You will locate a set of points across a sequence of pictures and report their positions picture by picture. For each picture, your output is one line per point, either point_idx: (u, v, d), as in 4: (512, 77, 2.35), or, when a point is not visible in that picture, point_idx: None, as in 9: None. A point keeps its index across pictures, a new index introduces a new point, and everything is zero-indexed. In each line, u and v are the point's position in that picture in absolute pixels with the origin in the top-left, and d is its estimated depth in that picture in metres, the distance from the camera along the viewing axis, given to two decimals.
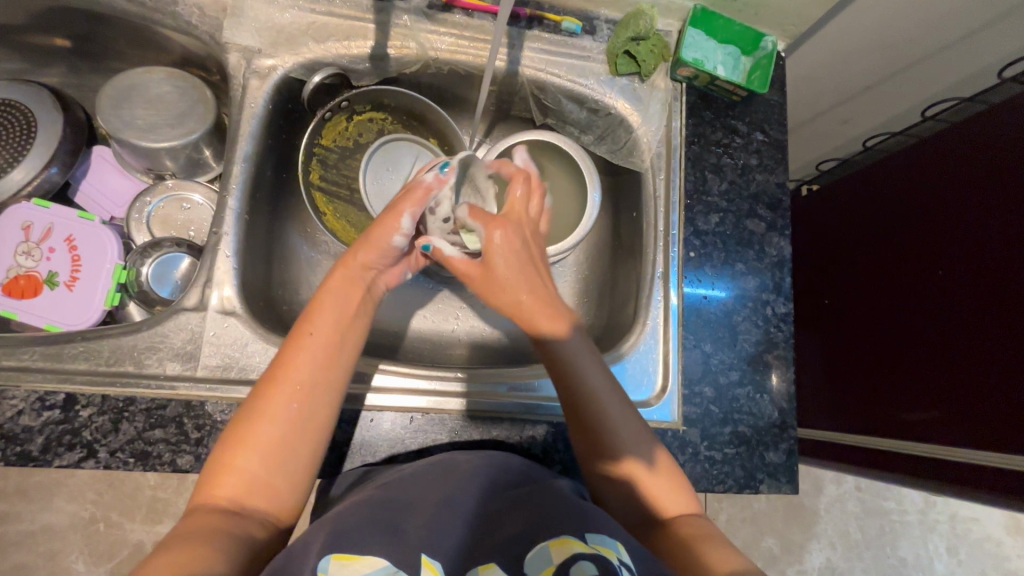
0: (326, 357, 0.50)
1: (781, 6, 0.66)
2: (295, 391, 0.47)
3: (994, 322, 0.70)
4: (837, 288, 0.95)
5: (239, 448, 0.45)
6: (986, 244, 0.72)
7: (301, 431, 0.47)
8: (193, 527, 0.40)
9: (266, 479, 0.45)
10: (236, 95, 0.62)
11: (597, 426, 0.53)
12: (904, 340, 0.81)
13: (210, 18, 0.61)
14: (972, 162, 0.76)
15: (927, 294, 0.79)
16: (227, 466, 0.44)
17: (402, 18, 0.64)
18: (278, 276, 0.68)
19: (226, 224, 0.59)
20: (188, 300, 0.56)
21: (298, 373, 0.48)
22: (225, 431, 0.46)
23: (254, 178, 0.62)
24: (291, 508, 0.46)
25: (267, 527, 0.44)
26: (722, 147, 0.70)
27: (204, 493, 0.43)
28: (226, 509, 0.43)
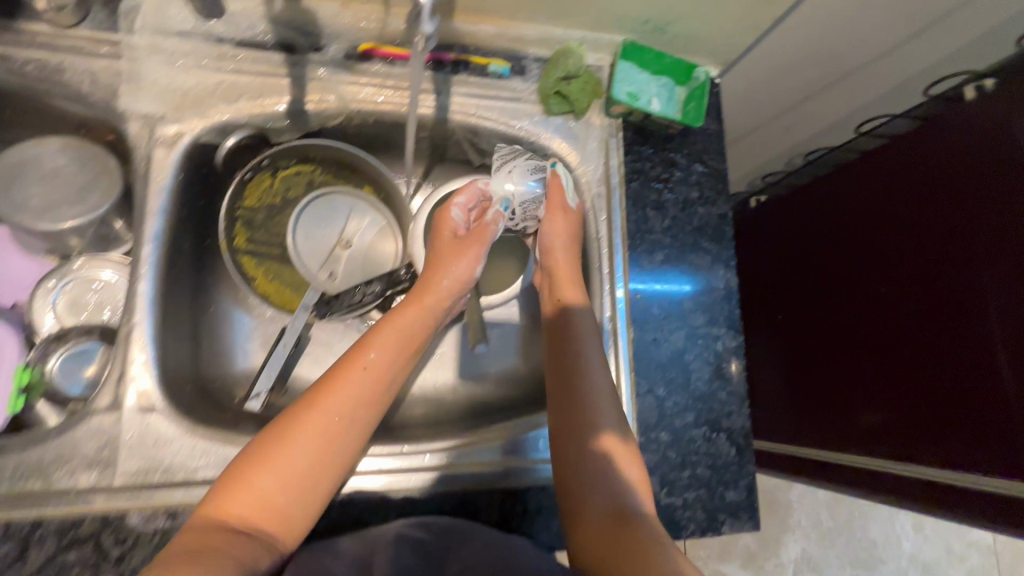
0: (367, 385, 0.51)
1: (709, 33, 0.66)
2: (333, 412, 0.49)
3: (954, 342, 0.70)
4: (797, 300, 0.95)
5: (263, 460, 0.46)
6: (937, 257, 0.73)
7: (331, 456, 0.48)
8: (198, 545, 0.41)
9: (280, 496, 0.46)
10: (140, 166, 0.57)
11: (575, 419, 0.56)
12: (867, 355, 0.81)
13: (104, 85, 0.56)
14: (924, 178, 0.75)
15: (888, 311, 0.78)
16: (247, 483, 0.45)
17: (317, 71, 0.61)
18: (206, 350, 0.64)
19: (138, 312, 0.54)
20: (101, 400, 0.51)
21: (340, 394, 0.50)
22: (256, 445, 0.47)
23: (168, 255, 0.57)
24: (298, 528, 0.47)
25: (268, 549, 0.45)
26: (663, 182, 0.68)
27: (220, 504, 0.45)
28: (235, 527, 0.44)
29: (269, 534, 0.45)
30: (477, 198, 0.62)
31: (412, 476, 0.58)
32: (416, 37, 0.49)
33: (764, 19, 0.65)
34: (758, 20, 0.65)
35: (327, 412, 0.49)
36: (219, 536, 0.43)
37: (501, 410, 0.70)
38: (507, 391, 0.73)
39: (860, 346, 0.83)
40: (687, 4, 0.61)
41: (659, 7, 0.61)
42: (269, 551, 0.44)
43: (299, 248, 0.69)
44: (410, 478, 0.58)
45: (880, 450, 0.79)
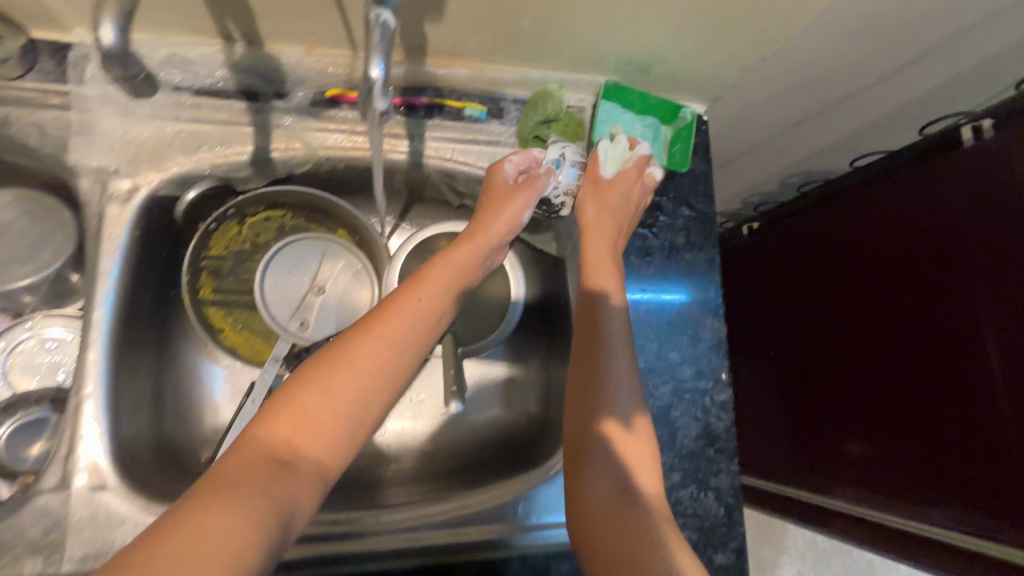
0: (417, 321, 0.50)
1: (695, 71, 0.64)
2: (385, 346, 0.48)
3: (954, 395, 0.68)
4: (797, 334, 0.94)
5: (311, 386, 0.44)
6: (935, 302, 0.71)
7: (376, 394, 0.46)
8: (242, 473, 0.39)
9: (327, 426, 0.44)
10: (91, 224, 0.54)
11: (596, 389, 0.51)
12: (870, 400, 0.79)
13: (53, 138, 0.53)
14: (924, 222, 0.73)
15: (890, 356, 0.76)
16: (296, 404, 0.43)
17: (282, 118, 0.58)
18: (170, 409, 0.61)
19: (88, 383, 0.51)
20: (48, 480, 0.49)
21: (391, 328, 0.48)
22: (307, 368, 0.45)
23: (124, 319, 0.54)
24: (338, 463, 0.44)
25: (311, 476, 0.42)
26: (647, 228, 0.66)
27: (265, 427, 0.42)
28: (279, 454, 0.41)
29: (313, 467, 0.42)
30: (531, 161, 0.60)
31: (381, 550, 0.54)
32: (368, 113, 0.44)
33: (751, 58, 0.62)
34: (746, 58, 0.62)
35: (378, 346, 0.47)
36: (262, 462, 0.40)
37: (481, 464, 0.67)
38: (488, 443, 0.70)
39: (860, 388, 0.81)
40: (671, 45, 0.58)
41: (642, 48, 0.59)
42: (312, 487, 0.42)
43: (266, 297, 0.66)
44: (379, 551, 0.54)
45: (880, 496, 0.77)
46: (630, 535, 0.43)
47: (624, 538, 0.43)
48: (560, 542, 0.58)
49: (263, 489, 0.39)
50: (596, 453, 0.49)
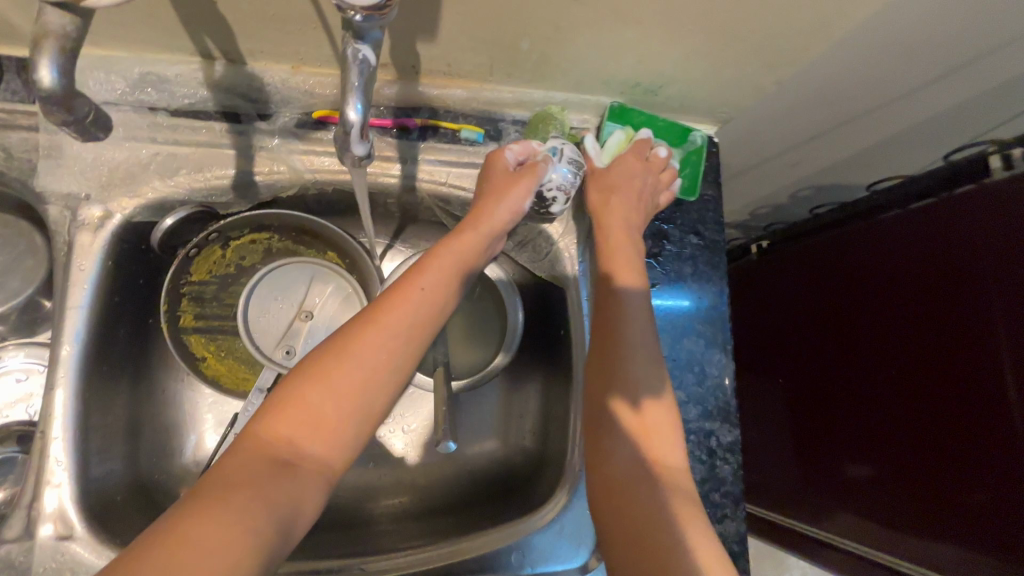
0: (424, 307, 0.46)
1: (706, 94, 0.60)
2: (389, 335, 0.44)
3: (971, 436, 0.65)
4: (805, 354, 0.90)
5: (310, 381, 0.41)
6: (946, 336, 0.68)
7: (382, 386, 0.43)
8: (242, 476, 0.37)
9: (330, 422, 0.40)
10: (60, 254, 0.50)
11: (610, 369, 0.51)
12: (882, 429, 0.76)
13: (20, 161, 0.50)
14: (943, 250, 0.69)
15: (904, 387, 0.73)
16: (297, 399, 0.40)
17: (266, 140, 0.54)
18: (147, 443, 0.58)
19: (55, 425, 0.48)
20: (10, 529, 0.46)
21: (394, 316, 0.45)
22: (305, 362, 0.42)
23: (96, 354, 0.51)
24: (346, 459, 0.41)
25: (316, 477, 0.40)
26: (653, 257, 0.62)
27: (266, 425, 0.40)
28: (282, 454, 0.39)
29: (315, 467, 0.40)
30: (529, 152, 0.56)
31: None
32: (343, 162, 0.40)
33: (766, 82, 0.58)
34: (760, 82, 0.58)
35: (380, 335, 0.44)
36: (265, 465, 0.38)
37: (473, 501, 0.65)
38: (481, 478, 0.67)
39: (865, 412, 0.79)
40: (680, 68, 0.55)
41: (649, 70, 0.55)
42: (314, 488, 0.39)
43: (251, 323, 0.63)
44: None
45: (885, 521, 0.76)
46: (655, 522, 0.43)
47: (647, 527, 0.43)
48: None
49: (257, 495, 0.36)
50: (611, 435, 0.49)
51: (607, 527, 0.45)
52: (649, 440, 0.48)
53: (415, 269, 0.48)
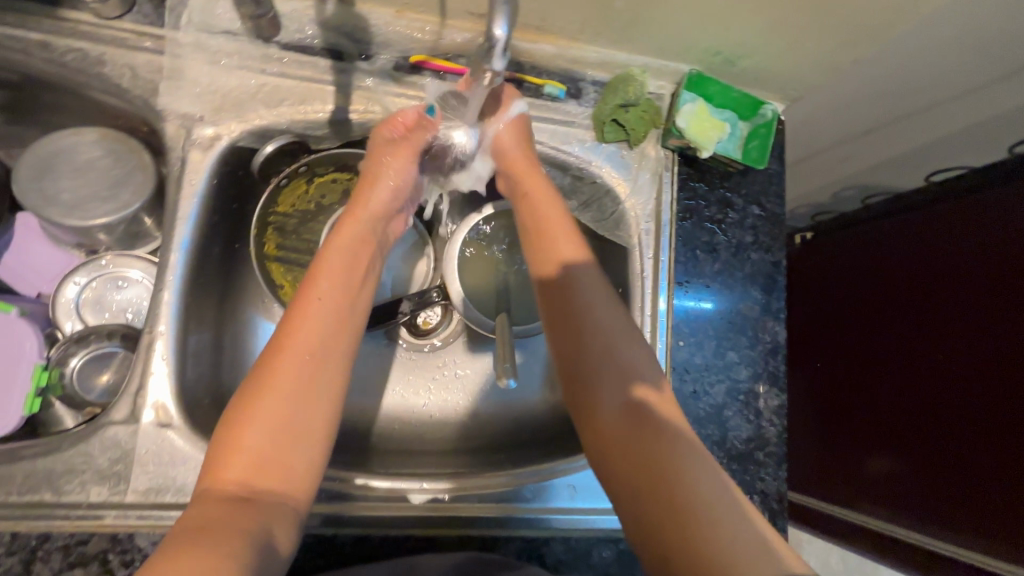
0: (335, 314, 0.48)
1: (782, 69, 0.62)
2: (303, 355, 0.45)
3: (1001, 426, 0.65)
4: (832, 349, 0.89)
5: (244, 419, 0.41)
6: (979, 345, 0.68)
7: (320, 400, 0.44)
8: (198, 523, 0.36)
9: (276, 450, 0.41)
10: (174, 169, 0.55)
11: (586, 352, 0.52)
12: (902, 421, 0.77)
13: (144, 80, 0.54)
14: (978, 242, 0.69)
15: (929, 377, 0.73)
16: (233, 443, 0.41)
17: (364, 80, 0.58)
18: (228, 358, 0.62)
19: (162, 321, 0.52)
20: (117, 412, 0.50)
21: (303, 335, 0.45)
22: (227, 411, 0.42)
23: (197, 264, 0.56)
24: (305, 485, 0.42)
25: (278, 506, 0.40)
26: (715, 223, 0.64)
27: (211, 477, 0.40)
28: (235, 495, 0.39)
29: (272, 499, 0.40)
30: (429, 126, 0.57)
31: (434, 515, 0.55)
32: (481, 73, 0.44)
33: (844, 61, 0.60)
34: (837, 61, 0.60)
35: (301, 352, 0.45)
36: (222, 510, 0.38)
37: (523, 443, 0.68)
38: (529, 424, 0.70)
39: (890, 416, 0.78)
40: (764, 39, 0.57)
41: (732, 39, 0.57)
42: (281, 516, 0.40)
43: None
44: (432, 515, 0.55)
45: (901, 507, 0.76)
46: (674, 473, 0.44)
47: (659, 475, 0.44)
48: (603, 529, 0.57)
49: (222, 530, 0.36)
50: (609, 428, 0.49)
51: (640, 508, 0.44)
52: (649, 432, 0.47)
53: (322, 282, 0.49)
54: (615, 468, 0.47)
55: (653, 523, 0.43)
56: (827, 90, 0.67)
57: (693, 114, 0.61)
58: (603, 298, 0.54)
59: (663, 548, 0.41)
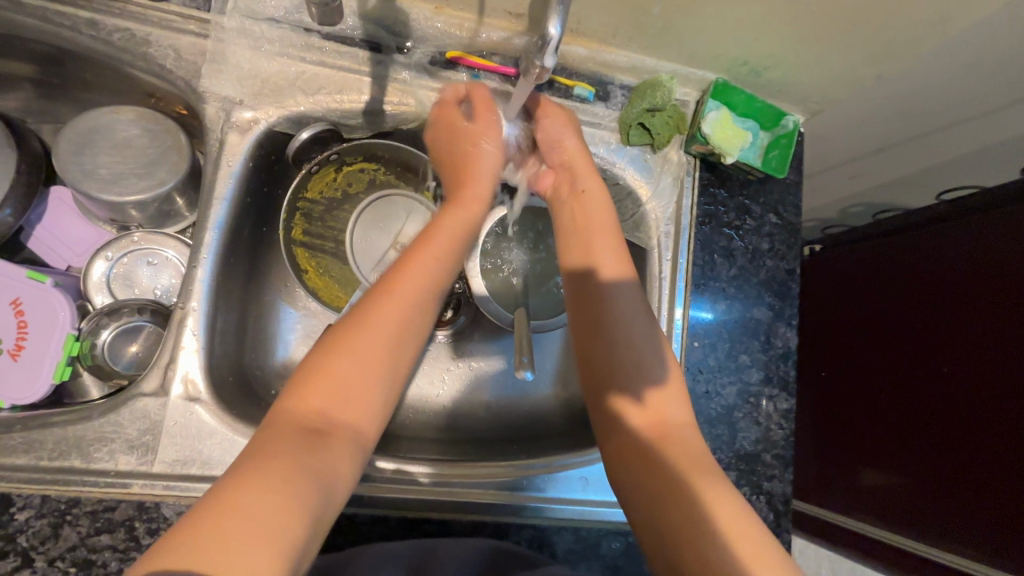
0: (435, 267, 0.50)
1: (806, 81, 0.64)
2: (402, 301, 0.47)
3: (991, 442, 0.65)
4: (833, 361, 0.87)
5: (334, 354, 0.43)
6: (986, 371, 0.66)
7: (399, 351, 0.46)
8: (283, 445, 0.39)
9: (356, 389, 0.43)
10: (212, 150, 0.56)
11: (616, 360, 0.53)
12: (893, 433, 0.76)
13: (187, 62, 0.55)
14: (974, 257, 0.69)
15: (921, 391, 0.73)
16: (323, 372, 0.43)
17: (401, 72, 0.59)
18: (250, 339, 0.62)
19: (194, 297, 0.54)
20: (148, 384, 0.51)
21: (407, 282, 0.48)
22: (322, 342, 0.45)
23: (229, 244, 0.57)
24: (373, 427, 0.44)
25: (349, 442, 0.42)
26: (733, 229, 0.66)
27: (297, 399, 0.42)
28: (316, 424, 0.41)
29: (347, 436, 0.42)
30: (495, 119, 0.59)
31: (446, 501, 0.56)
32: (531, 67, 0.45)
33: (866, 76, 0.62)
34: (859, 76, 0.62)
35: (392, 302, 0.46)
36: (303, 436, 0.40)
37: (535, 435, 0.69)
38: (541, 418, 0.71)
39: (888, 434, 0.77)
40: (790, 51, 0.59)
41: (760, 49, 0.59)
42: (348, 455, 0.41)
43: (354, 245, 0.68)
44: (445, 501, 0.56)
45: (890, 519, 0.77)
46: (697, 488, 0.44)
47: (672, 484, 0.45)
48: (613, 522, 0.59)
49: (300, 460, 0.38)
50: (630, 435, 0.50)
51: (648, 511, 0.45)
52: (671, 448, 0.48)
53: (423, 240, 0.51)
54: (637, 485, 0.47)
55: (667, 524, 0.43)
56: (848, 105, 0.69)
57: (717, 122, 0.63)
58: (637, 309, 0.54)
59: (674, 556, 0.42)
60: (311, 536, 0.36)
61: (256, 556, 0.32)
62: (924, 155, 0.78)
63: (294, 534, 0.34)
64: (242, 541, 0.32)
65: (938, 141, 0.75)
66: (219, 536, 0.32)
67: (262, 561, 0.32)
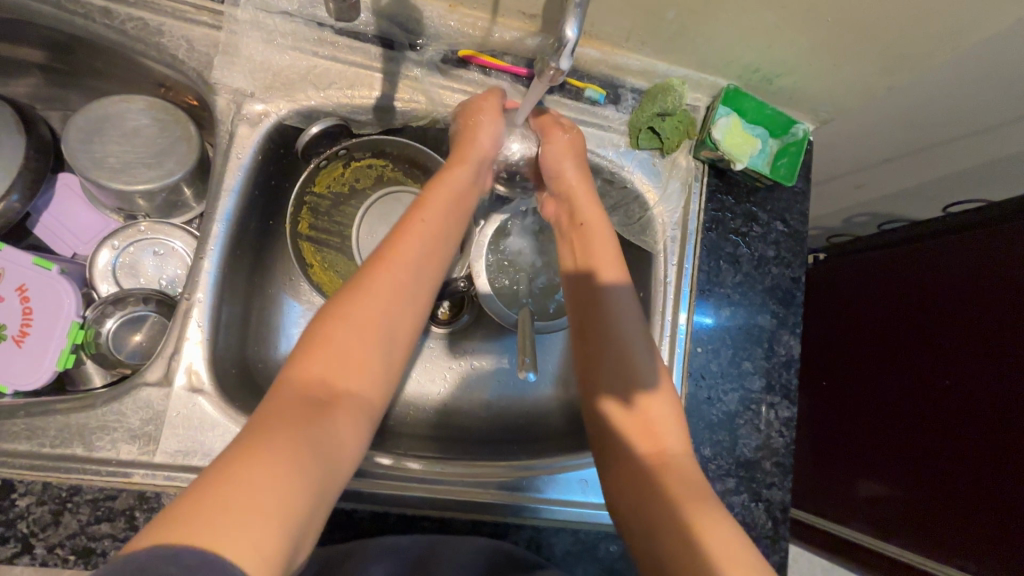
0: (430, 240, 0.51)
1: (817, 90, 0.64)
2: (399, 271, 0.48)
3: (988, 456, 0.65)
4: (834, 370, 0.87)
5: (334, 322, 0.44)
6: (982, 382, 0.66)
7: (399, 320, 0.47)
8: (285, 412, 0.39)
9: (357, 360, 0.44)
10: (222, 142, 0.56)
11: (614, 364, 0.54)
12: (890, 443, 0.76)
13: (200, 53, 0.55)
14: (978, 273, 0.69)
15: (921, 405, 0.73)
16: (324, 340, 0.43)
17: (412, 70, 0.59)
18: (254, 331, 0.62)
19: (199, 288, 0.54)
20: (151, 374, 0.51)
21: (406, 253, 0.49)
22: (323, 311, 0.45)
23: (236, 236, 0.57)
24: (376, 395, 0.45)
25: (354, 408, 0.43)
26: (740, 236, 0.66)
27: (299, 367, 0.42)
28: (318, 390, 0.41)
29: (351, 400, 0.43)
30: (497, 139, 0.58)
31: (444, 499, 0.56)
32: (545, 69, 0.45)
33: (877, 87, 0.62)
34: (871, 87, 0.62)
35: (390, 277, 0.47)
36: (306, 405, 0.40)
37: (534, 436, 0.69)
38: (541, 418, 0.71)
39: (882, 439, 0.78)
40: (803, 59, 0.59)
41: (772, 57, 0.59)
42: (353, 420, 0.42)
43: (361, 244, 0.70)
44: (444, 499, 0.56)
45: (883, 526, 0.77)
46: (692, 499, 0.45)
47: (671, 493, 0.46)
48: (612, 525, 0.59)
49: (302, 426, 0.38)
50: (622, 437, 0.51)
51: (647, 516, 0.46)
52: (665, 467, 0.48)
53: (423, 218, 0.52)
54: (632, 487, 0.49)
55: (669, 522, 0.44)
56: (857, 115, 0.69)
57: (726, 129, 0.63)
58: (634, 311, 0.55)
59: (671, 556, 0.42)
60: (314, 498, 0.36)
61: (255, 532, 0.32)
62: (932, 167, 0.78)
63: (299, 497, 0.35)
64: (240, 516, 0.32)
65: (947, 154, 0.75)
66: (217, 510, 0.32)
67: (270, 522, 0.33)
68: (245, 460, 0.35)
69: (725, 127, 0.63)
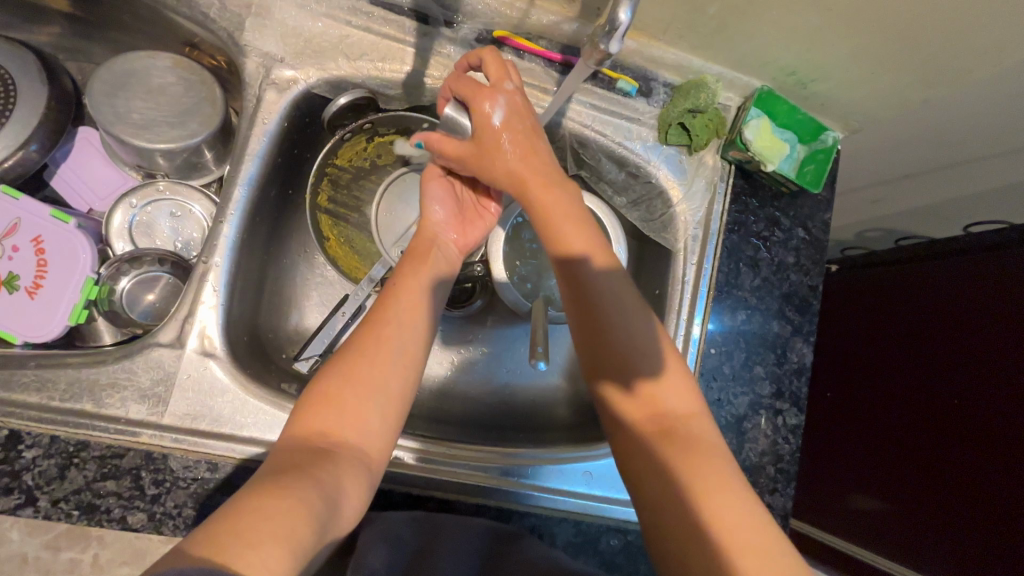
0: (412, 298, 0.51)
1: (853, 98, 0.63)
2: (382, 327, 0.48)
3: (994, 472, 0.63)
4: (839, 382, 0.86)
5: (333, 380, 0.44)
6: (985, 409, 0.65)
7: (393, 373, 0.46)
8: (287, 464, 0.38)
9: (355, 410, 0.43)
10: (249, 106, 0.56)
11: (617, 347, 0.48)
12: (897, 455, 0.74)
13: (231, 13, 0.55)
14: (998, 284, 0.66)
15: (931, 420, 0.70)
16: (324, 396, 0.44)
17: (446, 47, 0.58)
18: (266, 301, 0.61)
19: (217, 253, 0.53)
20: (164, 335, 0.51)
21: (387, 311, 0.49)
22: (325, 369, 0.46)
23: (256, 203, 0.56)
24: (378, 446, 0.44)
25: (358, 459, 0.42)
26: (762, 240, 0.65)
27: (303, 423, 0.42)
28: (319, 445, 0.41)
29: (352, 452, 0.42)
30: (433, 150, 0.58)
31: (446, 480, 0.56)
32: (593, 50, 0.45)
33: (913, 100, 0.61)
34: (907, 99, 0.61)
35: (380, 329, 0.48)
36: (310, 457, 0.40)
37: (539, 426, 0.69)
38: (546, 409, 0.71)
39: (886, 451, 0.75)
40: (842, 65, 0.58)
41: (811, 61, 0.58)
42: (357, 470, 0.41)
43: (379, 220, 0.66)
44: (449, 482, 0.56)
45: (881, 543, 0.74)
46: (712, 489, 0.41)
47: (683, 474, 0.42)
48: (613, 519, 0.59)
49: (307, 477, 0.38)
50: (622, 419, 0.48)
51: (659, 507, 0.43)
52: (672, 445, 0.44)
53: (399, 281, 0.52)
54: (653, 486, 0.44)
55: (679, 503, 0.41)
56: (886, 130, 0.69)
57: (758, 128, 0.62)
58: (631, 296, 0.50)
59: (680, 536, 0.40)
60: (320, 539, 0.35)
61: (267, 553, 0.31)
62: (956, 186, 0.78)
63: (306, 546, 0.34)
64: (253, 539, 0.31)
65: (973, 174, 0.74)
66: (229, 535, 0.31)
67: (277, 556, 0.31)
68: (251, 507, 0.33)
69: (758, 129, 0.62)
